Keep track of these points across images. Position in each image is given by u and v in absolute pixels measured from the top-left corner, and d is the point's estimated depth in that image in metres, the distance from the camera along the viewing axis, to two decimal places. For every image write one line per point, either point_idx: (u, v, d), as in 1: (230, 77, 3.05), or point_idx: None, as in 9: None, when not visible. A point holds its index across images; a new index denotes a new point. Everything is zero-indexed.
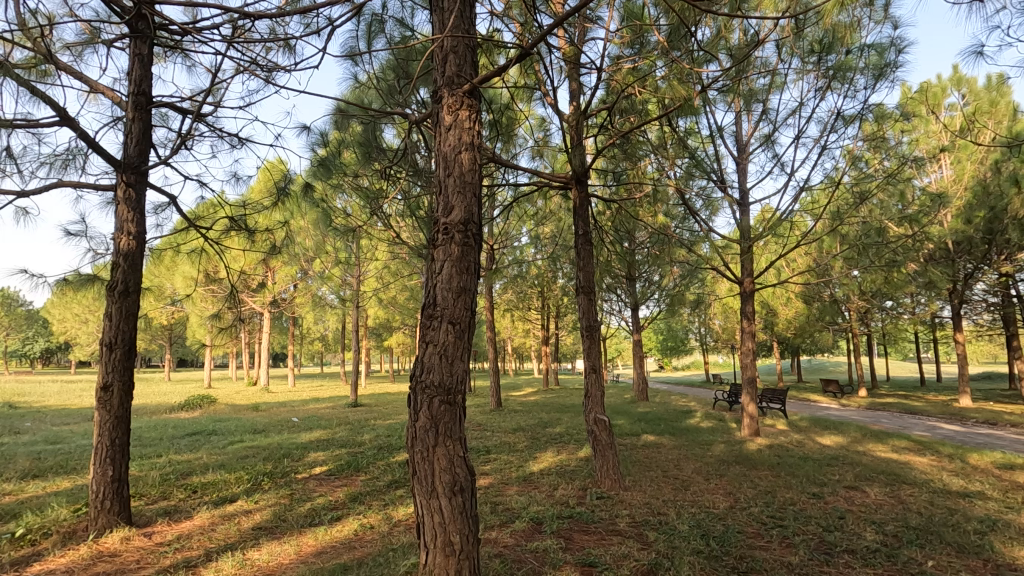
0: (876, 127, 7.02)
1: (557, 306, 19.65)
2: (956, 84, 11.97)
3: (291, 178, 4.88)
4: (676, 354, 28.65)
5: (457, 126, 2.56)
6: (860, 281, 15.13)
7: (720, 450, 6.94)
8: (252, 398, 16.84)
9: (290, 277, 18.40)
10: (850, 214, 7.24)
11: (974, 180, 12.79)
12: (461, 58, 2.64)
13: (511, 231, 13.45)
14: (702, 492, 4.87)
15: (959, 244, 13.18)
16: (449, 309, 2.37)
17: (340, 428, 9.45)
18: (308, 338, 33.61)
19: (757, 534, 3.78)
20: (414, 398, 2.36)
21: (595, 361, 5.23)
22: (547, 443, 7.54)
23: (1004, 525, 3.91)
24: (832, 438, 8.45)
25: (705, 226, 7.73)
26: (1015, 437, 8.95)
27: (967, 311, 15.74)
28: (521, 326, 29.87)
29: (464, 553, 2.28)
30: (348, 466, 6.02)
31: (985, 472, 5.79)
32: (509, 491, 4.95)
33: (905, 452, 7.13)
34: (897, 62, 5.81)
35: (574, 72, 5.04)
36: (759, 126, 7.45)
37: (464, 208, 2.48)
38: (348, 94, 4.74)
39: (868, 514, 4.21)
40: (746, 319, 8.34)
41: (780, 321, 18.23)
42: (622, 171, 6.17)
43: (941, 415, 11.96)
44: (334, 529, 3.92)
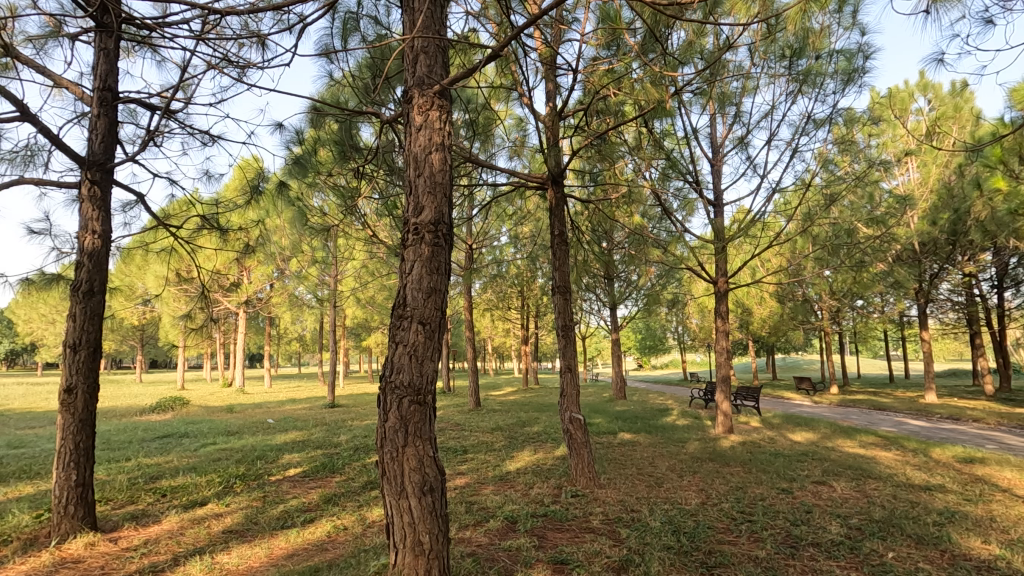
0: (846, 130, 7.19)
1: (537, 306, 19.76)
2: (921, 90, 12.34)
3: (265, 177, 4.82)
4: (655, 353, 29.01)
5: (428, 127, 2.57)
6: (831, 281, 15.49)
7: (694, 447, 7.05)
8: (228, 399, 16.60)
9: (267, 277, 18.15)
10: (821, 215, 7.40)
11: (939, 183, 13.21)
12: (431, 59, 2.65)
13: (490, 230, 13.48)
14: (675, 489, 4.95)
15: (926, 245, 13.61)
16: (419, 309, 2.38)
17: (316, 429, 9.36)
18: (285, 338, 33.15)
19: (727, 530, 3.85)
20: (384, 399, 2.36)
21: (570, 361, 5.28)
22: (525, 443, 7.57)
23: (962, 517, 4.06)
24: (803, 434, 8.67)
25: (681, 227, 7.82)
26: (976, 431, 9.27)
27: (933, 310, 16.26)
28: (501, 325, 29.85)
29: (434, 552, 2.29)
30: (324, 468, 5.97)
31: (947, 466, 5.98)
32: (485, 491, 4.95)
33: (872, 447, 7.34)
34: (865, 68, 5.97)
35: (551, 73, 5.06)
36: (733, 128, 7.56)
37: (435, 208, 2.49)
38: (323, 92, 4.69)
39: (834, 508, 4.32)
40: (720, 318, 8.46)
41: (755, 320, 18.57)
42: (599, 172, 6.22)
43: (909, 411, 12.31)
44: (306, 531, 3.89)
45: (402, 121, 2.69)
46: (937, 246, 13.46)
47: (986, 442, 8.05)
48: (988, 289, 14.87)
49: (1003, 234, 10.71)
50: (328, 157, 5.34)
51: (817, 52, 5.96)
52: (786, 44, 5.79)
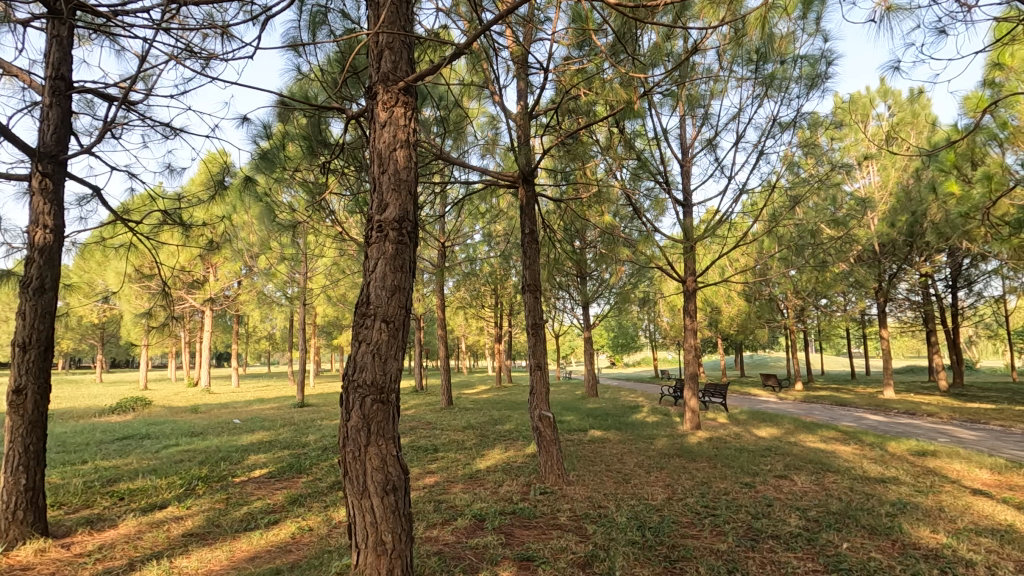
0: (810, 134, 7.37)
1: (510, 304, 19.79)
2: (882, 97, 12.76)
3: (230, 171, 4.71)
4: (627, 350, 29.40)
5: (392, 123, 2.55)
6: (796, 281, 15.93)
7: (663, 443, 7.16)
8: (194, 399, 16.17)
9: (234, 274, 17.74)
10: (786, 216, 7.60)
11: (898, 186, 13.68)
12: (396, 55, 2.62)
13: (463, 228, 13.44)
14: (643, 485, 5.02)
15: (885, 246, 14.09)
16: (383, 308, 2.36)
17: (284, 429, 9.21)
18: (255, 337, 32.50)
19: (691, 524, 3.93)
20: (346, 398, 2.33)
21: (540, 359, 5.30)
22: (496, 440, 7.59)
23: (913, 507, 4.23)
24: (768, 429, 8.89)
25: (651, 226, 7.92)
26: (929, 425, 9.67)
27: (892, 309, 16.85)
28: (474, 323, 29.83)
29: (396, 551, 2.29)
30: (291, 468, 5.88)
31: (901, 459, 6.22)
32: (454, 489, 4.95)
33: (833, 442, 7.58)
34: (828, 73, 6.14)
35: (522, 72, 5.08)
36: (702, 130, 7.69)
37: (399, 205, 2.46)
38: (291, 86, 4.60)
39: (793, 501, 4.45)
40: (688, 316, 8.60)
41: (723, 318, 18.95)
42: (571, 171, 6.26)
43: (869, 406, 12.75)
44: (270, 533, 3.82)
45: (366, 117, 2.66)
46: (896, 247, 13.95)
47: (939, 435, 8.40)
48: (942, 289, 15.52)
49: (956, 237, 11.18)
50: (297, 152, 5.26)
51: (783, 56, 6.10)
52: (752, 48, 5.90)
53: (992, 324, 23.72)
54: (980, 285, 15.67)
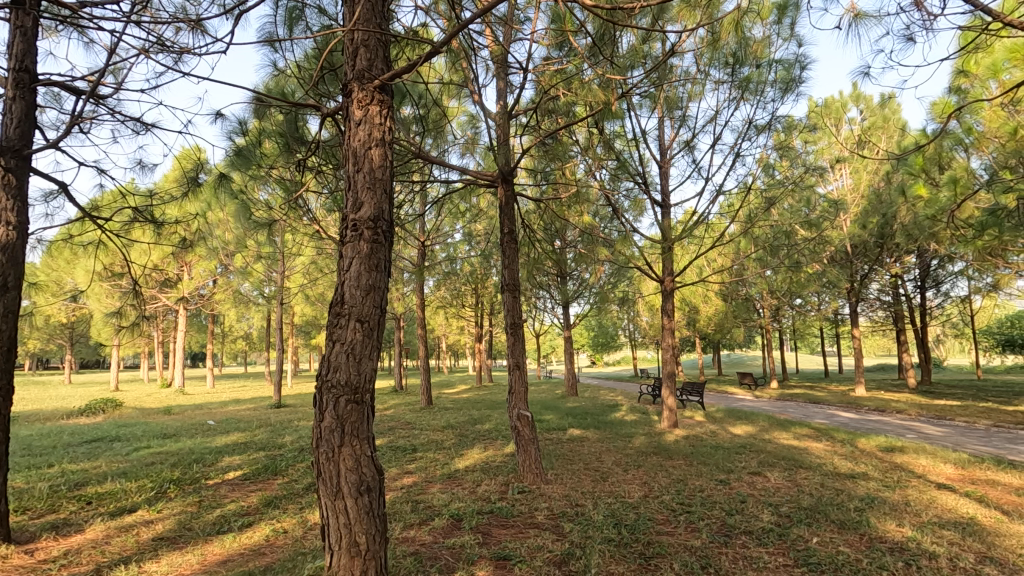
0: (785, 136, 7.50)
1: (491, 304, 19.78)
2: (854, 101, 13.06)
3: (206, 168, 4.62)
4: (607, 349, 29.63)
5: (367, 121, 2.53)
6: (772, 281, 16.24)
7: (640, 442, 7.23)
8: (166, 400, 15.82)
9: (209, 272, 17.42)
10: (761, 218, 7.73)
11: (869, 189, 13.99)
12: (372, 52, 2.60)
13: (443, 227, 13.39)
14: (620, 483, 5.06)
15: (857, 247, 14.43)
16: (357, 307, 2.34)
17: (260, 430, 9.06)
18: (231, 337, 31.94)
19: (666, 521, 3.98)
20: (320, 398, 2.31)
21: (519, 358, 5.30)
22: (475, 440, 7.58)
23: (880, 502, 4.34)
24: (743, 427, 9.05)
25: (630, 226, 7.99)
26: (898, 422, 9.94)
27: (864, 309, 17.27)
28: (455, 323, 29.74)
29: (370, 552, 2.27)
30: (266, 470, 5.79)
31: (871, 455, 6.38)
32: (432, 490, 4.93)
33: (805, 438, 7.75)
34: (801, 78, 6.27)
35: (502, 72, 5.09)
36: (679, 132, 7.78)
37: (374, 204, 2.45)
38: (267, 82, 4.53)
39: (766, 497, 4.53)
40: (666, 316, 8.68)
41: (701, 318, 19.20)
42: (551, 171, 6.27)
43: (841, 403, 13.06)
44: (243, 536, 3.76)
45: (341, 115, 2.64)
46: (867, 248, 14.29)
47: (907, 432, 8.63)
48: (911, 289, 15.95)
49: (923, 239, 11.50)
50: (274, 149, 5.18)
51: (758, 60, 6.20)
52: (729, 52, 6.00)
53: (959, 324, 24.45)
54: (947, 286, 16.13)
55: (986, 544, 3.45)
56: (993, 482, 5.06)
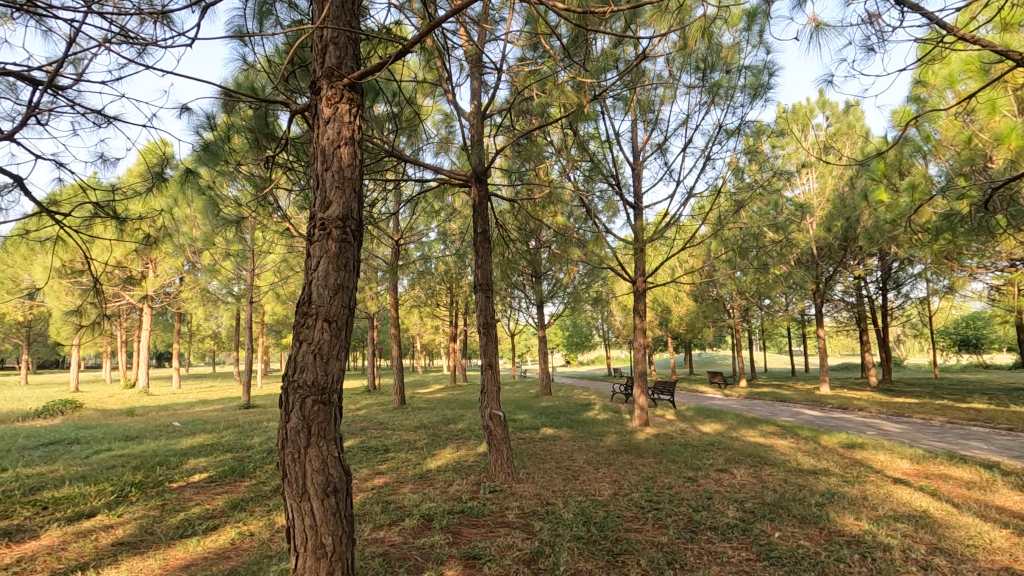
0: (755, 141, 7.66)
1: (466, 303, 19.74)
2: (820, 108, 13.43)
3: (172, 163, 4.50)
4: (581, 349, 29.88)
5: (336, 120, 2.51)
6: (741, 282, 16.59)
7: (612, 440, 7.32)
8: (129, 402, 15.34)
9: (175, 269, 16.96)
10: (730, 220, 7.89)
11: (834, 193, 14.41)
12: (341, 50, 2.59)
13: (417, 226, 13.32)
14: (591, 481, 5.12)
15: (822, 250, 14.85)
16: (325, 307, 2.32)
17: (228, 431, 8.89)
18: (198, 336, 31.15)
19: (634, 518, 4.04)
20: (287, 399, 2.29)
21: (491, 358, 5.32)
22: (447, 440, 7.56)
23: (840, 496, 4.49)
24: (712, 425, 9.23)
25: (603, 227, 8.07)
26: (859, 419, 10.28)
27: (829, 310, 17.77)
28: (430, 322, 29.55)
29: (337, 554, 2.26)
30: (233, 471, 5.68)
31: (832, 452, 6.58)
32: (403, 490, 4.90)
33: (771, 436, 7.95)
34: (770, 84, 6.42)
35: (476, 71, 5.07)
36: (652, 135, 7.90)
37: (343, 203, 2.43)
38: (236, 76, 4.45)
39: (732, 493, 4.64)
40: (638, 315, 8.78)
41: (673, 317, 19.50)
42: (525, 171, 6.28)
43: (806, 402, 13.43)
44: (208, 540, 3.68)
45: (310, 113, 2.61)
46: (832, 250, 14.73)
47: (867, 428, 8.94)
48: (873, 290, 16.49)
49: (884, 243, 11.90)
50: (243, 145, 5.08)
51: (728, 66, 6.34)
52: (701, 57, 6.12)
53: (919, 324, 25.36)
54: (907, 287, 16.72)
55: (936, 535, 3.60)
56: (946, 476, 5.27)
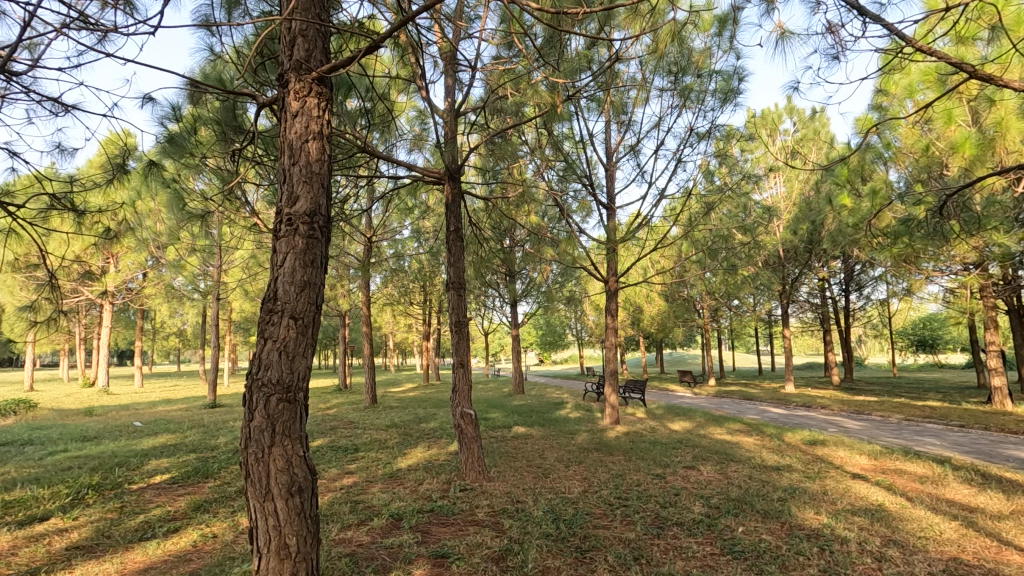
0: (725, 144, 7.81)
1: (439, 302, 19.63)
2: (787, 114, 13.76)
3: (135, 156, 4.36)
4: (554, 348, 30.02)
5: (305, 114, 2.47)
6: (711, 283, 16.90)
7: (583, 438, 7.38)
8: (86, 401, 14.78)
9: (138, 265, 16.43)
10: (700, 221, 8.03)
11: (801, 198, 14.80)
12: (310, 43, 2.54)
13: (391, 223, 13.19)
14: (561, 479, 5.16)
15: (788, 252, 15.22)
16: (291, 304, 2.29)
17: (192, 431, 8.65)
18: (163, 333, 30.24)
19: (603, 515, 4.08)
20: (250, 397, 2.24)
21: (463, 356, 5.30)
22: (418, 439, 7.50)
23: (801, 492, 4.62)
24: (681, 423, 9.39)
25: (577, 227, 8.12)
26: (822, 417, 10.58)
27: (795, 310, 18.23)
28: (403, 321, 29.29)
29: (301, 554, 2.23)
30: (196, 472, 5.54)
31: (795, 448, 6.78)
32: (372, 489, 4.85)
33: (738, 433, 8.13)
34: (739, 89, 6.56)
35: (451, 68, 5.04)
36: (625, 137, 7.99)
37: (311, 198, 2.39)
38: (204, 67, 4.33)
39: (698, 490, 4.72)
40: (610, 315, 8.86)
41: (645, 317, 19.74)
42: (499, 170, 6.27)
43: (772, 400, 13.77)
44: (168, 543, 3.58)
45: (277, 106, 2.56)
46: (798, 253, 15.13)
47: (829, 426, 9.21)
48: (837, 292, 16.99)
49: (847, 246, 12.28)
50: (210, 138, 4.95)
51: (699, 70, 6.45)
52: (673, 61, 6.24)
53: (879, 326, 26.23)
54: (869, 290, 17.27)
55: (890, 528, 3.73)
56: (901, 471, 5.48)
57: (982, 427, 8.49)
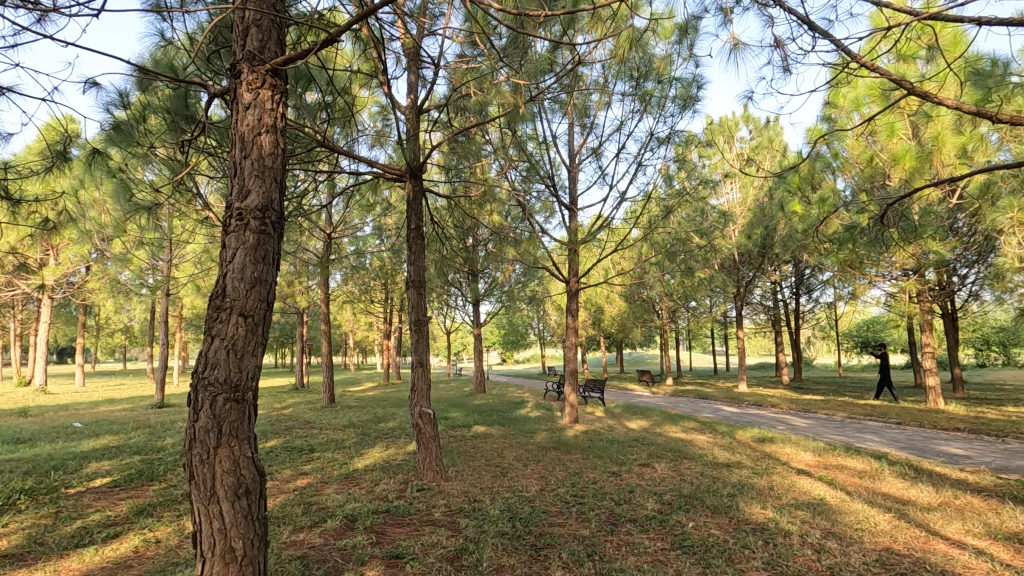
0: (684, 149, 8.00)
1: (401, 300, 19.41)
2: (743, 122, 14.21)
3: (78, 143, 4.14)
4: (516, 348, 30.10)
5: (258, 106, 2.41)
6: (670, 284, 17.27)
7: (541, 437, 7.44)
8: (18, 401, 13.89)
9: (80, 258, 15.57)
10: (659, 224, 8.21)
11: (755, 203, 15.32)
12: (264, 34, 2.48)
13: (352, 220, 12.96)
14: (519, 478, 5.19)
15: (743, 256, 15.72)
16: (240, 301, 2.22)
17: (136, 432, 8.28)
18: (108, 329, 28.77)
19: (559, 513, 4.14)
20: (195, 397, 2.17)
21: (422, 355, 5.27)
22: (376, 439, 7.40)
23: (749, 488, 4.79)
24: (638, 421, 9.57)
25: (539, 227, 8.17)
26: (772, 415, 10.97)
27: (748, 312, 18.83)
28: (363, 319, 28.82)
29: (248, 558, 2.17)
30: (140, 475, 5.31)
31: (745, 446, 7.02)
32: (326, 491, 4.76)
33: (692, 431, 8.35)
34: (698, 96, 6.74)
35: (414, 65, 5.00)
36: (588, 139, 8.10)
37: (263, 193, 2.34)
38: (155, 53, 4.16)
39: (652, 487, 4.84)
40: (571, 315, 8.95)
41: (605, 317, 20.04)
42: (462, 169, 6.25)
43: (726, 399, 14.17)
44: (106, 549, 3.43)
45: (228, 97, 2.49)
46: (752, 256, 15.63)
47: (778, 424, 9.56)
48: (787, 294, 17.67)
49: (797, 251, 12.79)
50: (160, 126, 4.76)
51: (660, 77, 6.58)
52: (635, 66, 6.36)
53: (827, 328, 27.44)
54: (817, 293, 18.01)
55: (830, 520, 3.92)
56: (842, 466, 5.75)
57: (917, 425, 8.99)
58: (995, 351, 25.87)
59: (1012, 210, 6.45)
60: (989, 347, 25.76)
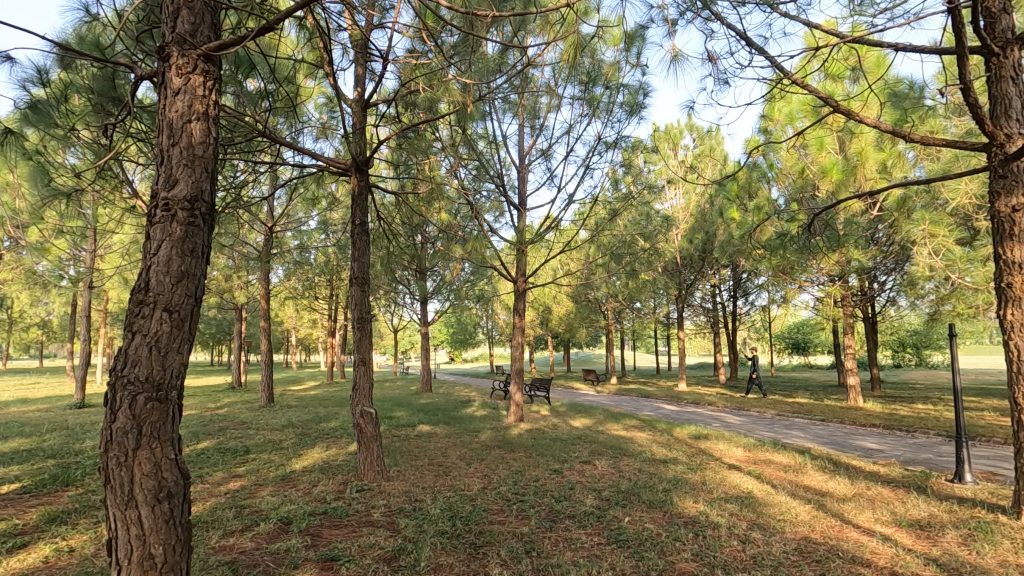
0: (631, 154, 8.21)
1: (347, 297, 18.98)
2: (687, 131, 14.71)
3: None
4: (464, 347, 29.98)
5: (189, 92, 2.30)
6: (616, 285, 17.67)
7: (486, 436, 7.45)
8: None
9: None
10: (605, 226, 8.40)
11: (697, 209, 15.94)
12: (196, 16, 2.37)
13: (295, 213, 12.51)
14: (461, 476, 5.19)
15: (685, 259, 16.31)
16: (165, 296, 2.12)
17: (52, 435, 7.68)
18: (22, 324, 26.57)
19: (499, 511, 4.16)
20: (112, 396, 2.05)
21: (365, 353, 5.18)
22: (316, 440, 7.20)
23: (683, 482, 4.98)
24: (581, 420, 9.74)
25: (488, 226, 8.19)
26: (709, 413, 11.41)
27: (689, 313, 19.51)
28: (307, 316, 27.95)
29: (168, 565, 2.06)
30: (54, 480, 4.95)
31: (681, 442, 7.29)
32: (261, 493, 4.61)
33: (633, 429, 8.59)
34: (644, 103, 6.93)
35: (362, 57, 4.92)
36: (538, 141, 8.19)
37: (192, 183, 2.24)
38: (79, 27, 3.89)
39: (591, 483, 4.95)
40: (518, 313, 8.99)
41: (553, 317, 20.29)
42: (412, 165, 6.19)
43: (666, 397, 14.67)
44: (12, 560, 3.18)
45: (155, 81, 2.36)
46: (693, 260, 16.23)
47: (713, 421, 9.95)
48: (725, 297, 18.45)
49: (734, 255, 13.39)
50: (83, 108, 4.44)
51: (608, 82, 6.74)
52: (584, 71, 6.49)
53: (762, 330, 28.84)
54: (753, 296, 18.88)
55: (755, 512, 4.13)
56: (769, 461, 6.07)
57: (839, 421, 9.59)
58: (910, 352, 27.95)
59: (923, 223, 7.00)
60: (904, 348, 27.77)
